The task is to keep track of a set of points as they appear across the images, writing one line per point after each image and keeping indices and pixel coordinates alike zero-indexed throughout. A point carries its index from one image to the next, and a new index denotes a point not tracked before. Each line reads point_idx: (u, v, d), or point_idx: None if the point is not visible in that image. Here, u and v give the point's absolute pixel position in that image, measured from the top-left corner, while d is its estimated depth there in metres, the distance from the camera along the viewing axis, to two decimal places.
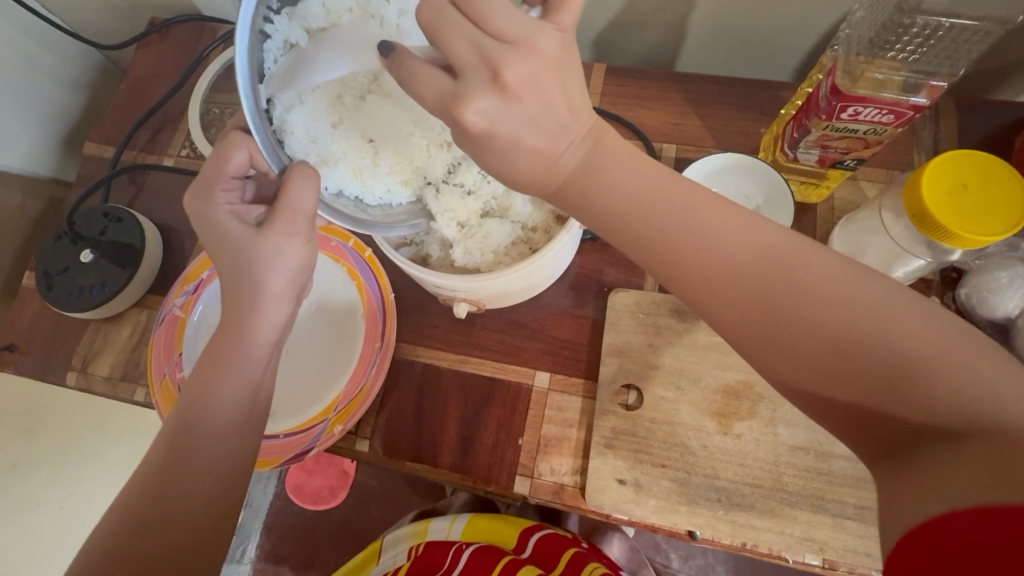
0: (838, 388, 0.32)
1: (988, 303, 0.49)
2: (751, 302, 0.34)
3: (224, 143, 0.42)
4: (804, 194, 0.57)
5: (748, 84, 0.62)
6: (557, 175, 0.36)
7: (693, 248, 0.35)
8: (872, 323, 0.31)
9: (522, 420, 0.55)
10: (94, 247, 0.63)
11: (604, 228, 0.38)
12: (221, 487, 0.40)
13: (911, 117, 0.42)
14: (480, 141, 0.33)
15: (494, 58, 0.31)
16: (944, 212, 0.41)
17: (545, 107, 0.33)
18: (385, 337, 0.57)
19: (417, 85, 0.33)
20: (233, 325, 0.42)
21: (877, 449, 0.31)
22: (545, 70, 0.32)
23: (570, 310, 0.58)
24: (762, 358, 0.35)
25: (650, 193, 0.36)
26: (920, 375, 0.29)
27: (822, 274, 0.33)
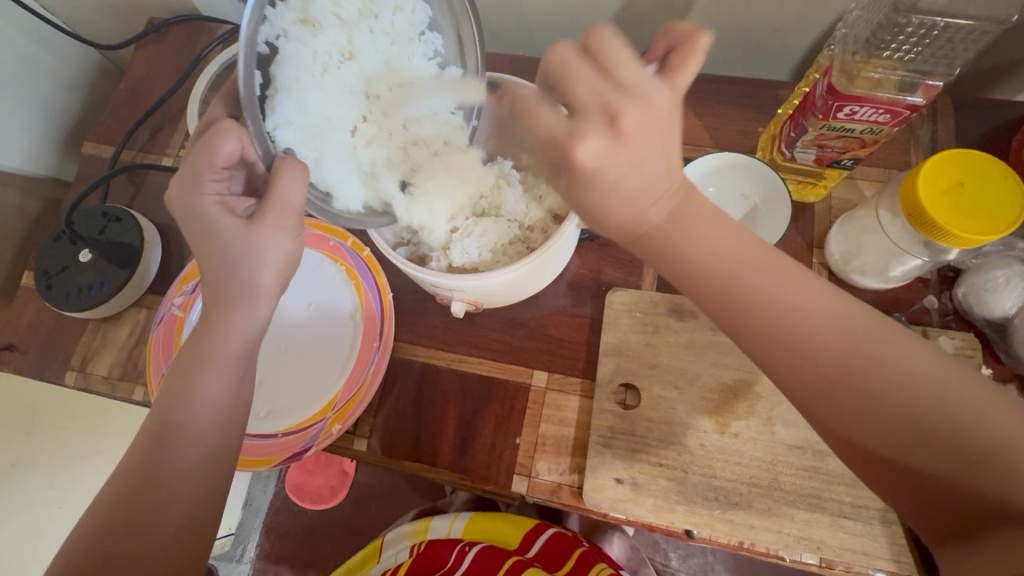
0: (914, 462, 0.33)
1: (986, 302, 0.49)
2: (834, 378, 0.34)
3: (215, 131, 0.40)
4: (801, 193, 0.57)
5: (746, 83, 0.62)
6: (648, 223, 0.36)
7: (781, 317, 0.35)
8: (960, 407, 0.31)
9: (519, 419, 0.55)
10: (93, 247, 0.63)
11: (685, 283, 0.37)
12: (206, 485, 0.40)
13: (907, 116, 0.42)
14: (582, 180, 0.33)
15: (616, 105, 0.32)
16: (940, 211, 0.41)
17: (650, 155, 0.33)
18: (383, 335, 0.57)
19: (536, 123, 0.34)
20: (218, 321, 0.42)
21: (939, 529, 0.33)
22: (658, 121, 0.32)
23: (568, 310, 0.58)
24: (842, 430, 0.35)
25: (740, 262, 0.36)
26: (1001, 463, 0.30)
27: (909, 363, 0.33)
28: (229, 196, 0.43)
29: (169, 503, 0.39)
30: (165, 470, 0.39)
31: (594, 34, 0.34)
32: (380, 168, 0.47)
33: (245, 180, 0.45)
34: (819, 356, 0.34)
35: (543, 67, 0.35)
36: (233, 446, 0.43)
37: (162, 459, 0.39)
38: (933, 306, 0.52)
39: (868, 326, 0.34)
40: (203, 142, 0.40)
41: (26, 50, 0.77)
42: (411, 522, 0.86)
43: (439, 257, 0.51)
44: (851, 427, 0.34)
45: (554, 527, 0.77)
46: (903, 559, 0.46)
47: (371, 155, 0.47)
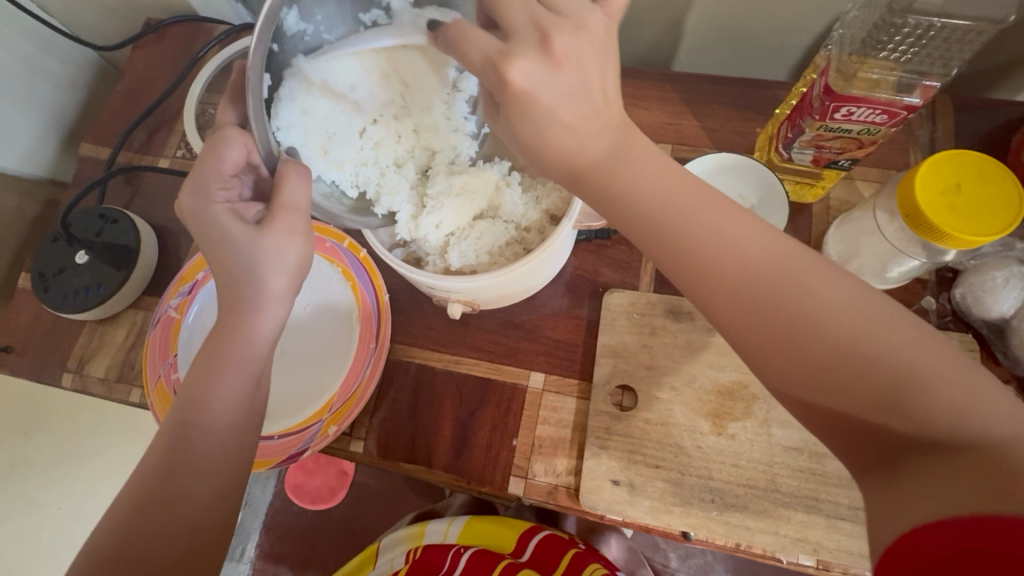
0: (841, 403, 0.30)
1: (983, 303, 0.49)
2: (767, 307, 0.32)
3: (220, 140, 0.40)
4: (799, 193, 0.57)
5: (744, 83, 0.62)
6: (580, 157, 0.36)
7: (713, 253, 0.34)
8: (887, 344, 0.29)
9: (516, 420, 0.55)
10: (90, 249, 0.63)
11: (621, 222, 0.37)
12: (223, 483, 0.40)
13: (905, 117, 0.42)
14: (517, 101, 0.34)
15: (548, 24, 0.33)
16: (937, 212, 0.41)
17: (584, 82, 0.34)
18: (380, 337, 0.57)
19: (465, 44, 0.35)
20: (233, 322, 0.42)
21: (864, 463, 0.30)
22: (590, 44, 0.34)
23: (565, 311, 0.58)
24: (768, 366, 0.33)
25: (674, 194, 0.35)
26: (923, 394, 0.28)
27: (837, 301, 0.31)
28: (240, 203, 0.43)
29: (183, 506, 0.38)
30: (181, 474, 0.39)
31: None
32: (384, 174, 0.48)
33: (254, 186, 0.44)
34: (749, 294, 0.33)
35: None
36: (250, 449, 0.42)
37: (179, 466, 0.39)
38: (931, 307, 0.52)
39: (800, 263, 0.33)
40: (214, 149, 0.40)
41: (25, 52, 0.77)
42: (406, 528, 0.86)
43: (435, 261, 0.51)
44: (778, 360, 0.32)
45: (549, 529, 0.77)
46: None
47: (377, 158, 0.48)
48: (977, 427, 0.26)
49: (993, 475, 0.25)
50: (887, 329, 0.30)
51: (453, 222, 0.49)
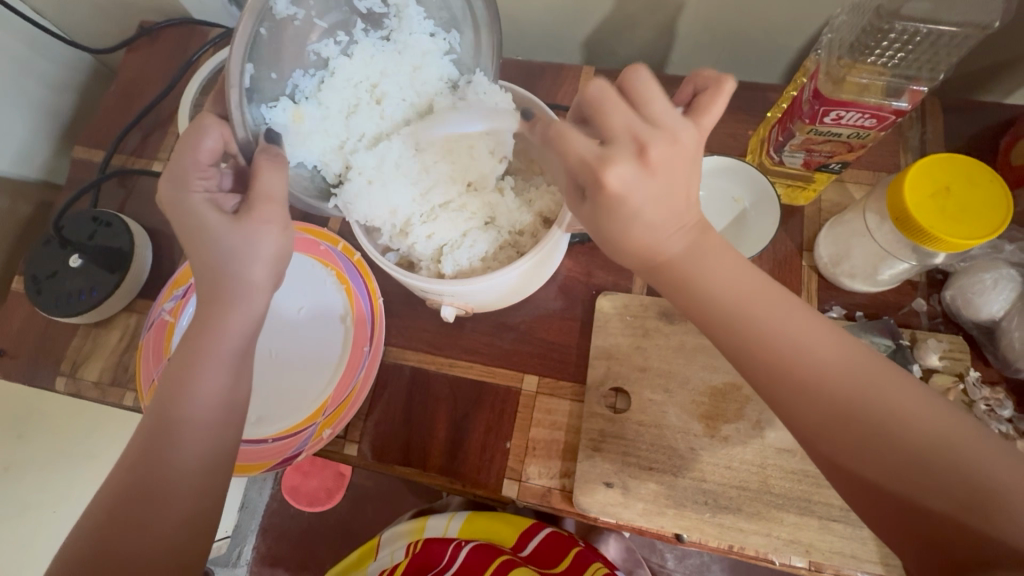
0: (918, 500, 0.32)
1: (973, 304, 0.49)
2: (841, 408, 0.34)
3: (196, 128, 0.40)
4: (791, 196, 0.57)
5: (737, 86, 0.62)
6: (659, 253, 0.38)
7: (794, 356, 0.35)
8: (965, 461, 0.31)
9: (510, 422, 0.55)
10: (83, 252, 0.63)
11: (701, 319, 0.38)
12: (204, 478, 0.40)
13: (893, 121, 0.42)
14: (607, 203, 0.35)
15: (646, 136, 0.34)
16: (926, 215, 0.42)
17: (671, 187, 0.35)
18: (374, 340, 0.57)
19: (566, 147, 0.35)
20: (210, 317, 0.41)
21: (936, 566, 0.31)
22: (682, 156, 0.34)
23: (559, 313, 0.58)
24: (842, 463, 0.34)
25: (751, 297, 0.37)
26: (996, 506, 0.30)
27: (911, 410, 0.33)
28: (218, 194, 0.43)
29: (165, 503, 0.38)
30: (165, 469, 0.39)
31: (635, 73, 0.36)
32: (380, 169, 0.47)
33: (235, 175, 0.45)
34: (827, 391, 0.35)
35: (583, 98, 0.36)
36: (230, 446, 0.42)
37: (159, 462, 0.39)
38: (922, 309, 0.52)
39: (876, 369, 0.35)
40: (191, 137, 0.40)
41: (18, 54, 0.77)
42: (406, 521, 0.85)
43: (428, 266, 0.51)
44: (852, 462, 0.34)
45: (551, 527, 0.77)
46: (891, 561, 0.47)
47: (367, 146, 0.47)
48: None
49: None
50: (962, 445, 0.32)
51: (446, 232, 0.50)
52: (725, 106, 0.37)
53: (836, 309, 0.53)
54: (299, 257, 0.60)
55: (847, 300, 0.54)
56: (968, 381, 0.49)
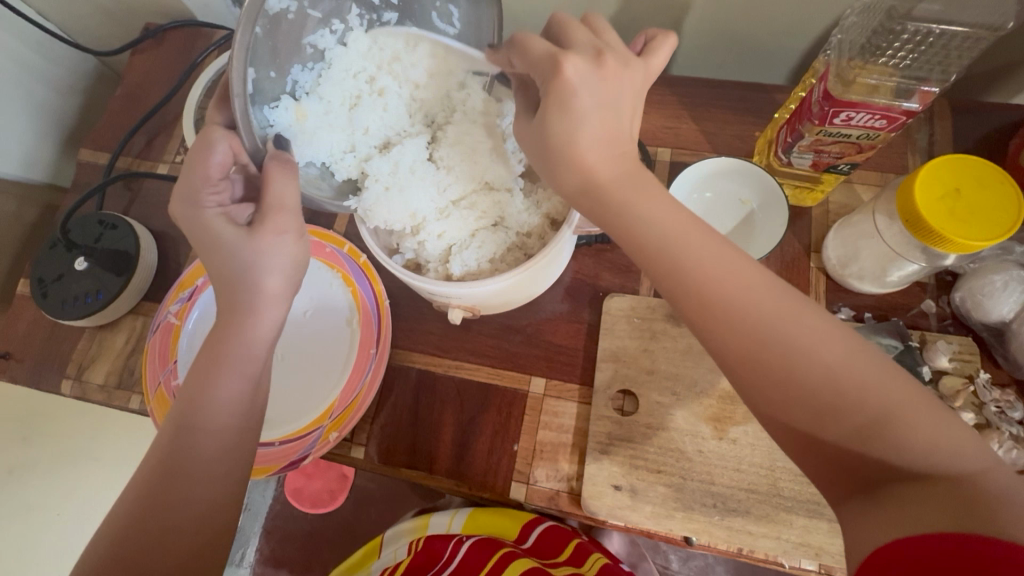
0: (826, 433, 0.31)
1: (983, 306, 0.49)
2: (759, 339, 0.32)
3: (202, 143, 0.41)
4: (798, 198, 0.57)
5: (743, 87, 0.62)
6: (595, 174, 0.36)
7: (715, 283, 0.34)
8: (868, 379, 0.30)
9: (517, 425, 0.55)
10: (89, 255, 0.63)
11: (627, 241, 0.36)
12: (222, 487, 0.39)
13: (903, 122, 0.42)
14: (559, 94, 0.34)
15: (604, 46, 0.36)
16: (936, 217, 0.41)
17: (619, 99, 0.35)
18: (380, 343, 0.57)
19: (526, 49, 0.37)
20: (231, 325, 0.42)
21: (843, 489, 0.31)
22: (632, 80, 0.36)
23: (566, 315, 0.58)
24: (758, 394, 0.33)
25: (672, 227, 0.35)
26: (901, 428, 0.29)
27: (822, 340, 0.31)
28: (230, 205, 0.43)
29: (185, 506, 0.38)
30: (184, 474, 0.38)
31: (588, 20, 0.39)
32: (396, 174, 0.48)
33: (244, 181, 0.45)
34: (741, 327, 0.33)
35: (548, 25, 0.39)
36: (249, 451, 0.42)
37: (178, 466, 0.39)
38: (931, 311, 0.52)
39: (784, 302, 0.33)
40: (206, 151, 0.41)
41: (23, 57, 0.77)
42: (411, 519, 0.88)
43: (436, 269, 0.51)
44: (771, 395, 0.32)
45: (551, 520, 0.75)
46: None
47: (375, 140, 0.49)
48: (944, 458, 0.28)
49: (959, 501, 0.27)
50: (865, 368, 0.31)
51: (453, 234, 0.49)
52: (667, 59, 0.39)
53: (844, 311, 0.53)
54: None
55: (855, 302, 0.54)
56: (978, 383, 0.49)
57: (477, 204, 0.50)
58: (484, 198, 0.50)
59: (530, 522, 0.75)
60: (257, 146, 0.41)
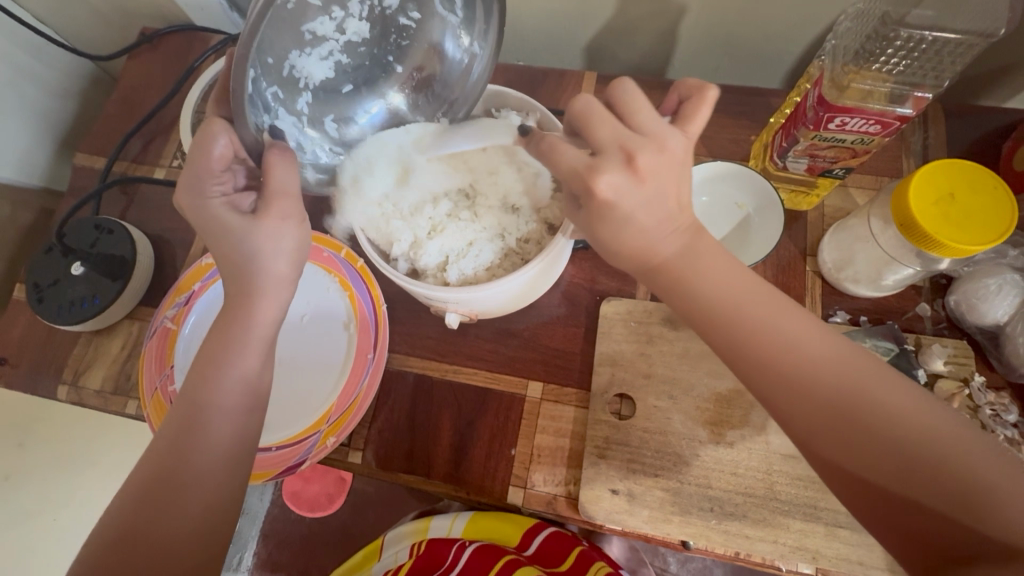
0: (916, 497, 0.32)
1: (978, 310, 0.49)
2: (833, 407, 0.34)
3: (203, 132, 0.39)
4: (795, 201, 0.57)
5: (738, 91, 0.63)
6: (651, 254, 0.37)
7: (782, 354, 0.36)
8: (951, 449, 0.32)
9: (515, 429, 0.55)
10: (85, 260, 0.63)
11: (689, 314, 0.38)
12: (229, 468, 0.41)
13: (898, 127, 0.42)
14: (599, 209, 0.35)
15: (633, 145, 0.34)
16: (931, 221, 0.42)
17: (660, 195, 0.35)
18: (377, 348, 0.56)
19: (556, 158, 0.36)
20: (239, 308, 0.42)
21: (921, 558, 0.32)
22: (671, 162, 0.34)
23: (563, 319, 0.58)
24: (831, 459, 0.34)
25: (739, 298, 0.37)
26: (991, 502, 0.30)
27: (898, 401, 0.33)
28: (234, 193, 0.42)
29: (191, 482, 0.39)
30: (194, 448, 0.39)
31: (619, 84, 0.36)
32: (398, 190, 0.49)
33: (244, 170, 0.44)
34: (824, 393, 0.35)
35: (568, 111, 0.37)
36: (255, 431, 0.43)
37: (188, 440, 0.40)
38: (926, 314, 0.52)
39: (865, 368, 0.35)
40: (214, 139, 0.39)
41: (19, 62, 0.77)
42: (411, 521, 0.88)
43: (433, 276, 0.50)
44: (851, 459, 0.34)
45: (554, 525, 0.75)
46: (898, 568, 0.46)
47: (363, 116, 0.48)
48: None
49: None
50: (946, 434, 0.32)
51: (449, 242, 0.49)
52: (710, 115, 0.37)
53: (840, 314, 0.53)
54: None
55: (850, 305, 0.54)
56: (973, 386, 0.49)
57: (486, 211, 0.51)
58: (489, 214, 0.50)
59: (532, 529, 0.75)
60: (255, 139, 0.39)
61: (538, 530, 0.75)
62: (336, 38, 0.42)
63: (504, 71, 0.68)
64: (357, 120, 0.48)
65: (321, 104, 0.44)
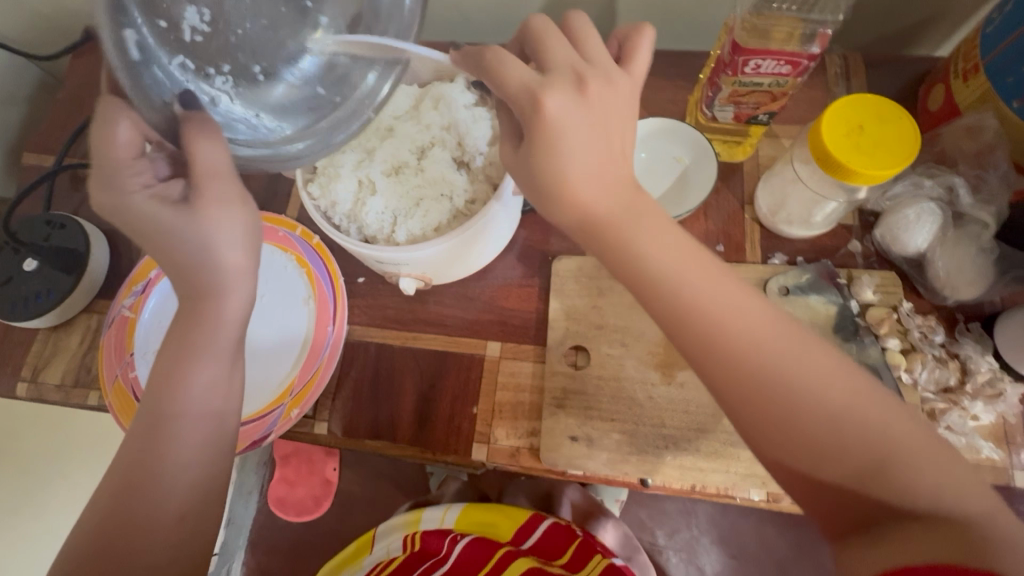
0: (825, 468, 0.34)
1: (901, 240, 0.52)
2: (764, 384, 0.35)
3: (104, 120, 0.36)
4: (729, 152, 0.60)
5: (672, 54, 0.65)
6: (590, 205, 0.37)
7: (719, 336, 0.36)
8: (899, 447, 0.33)
9: (476, 389, 0.56)
10: (37, 255, 0.62)
11: (631, 282, 0.38)
12: (201, 479, 0.41)
13: (809, 67, 0.45)
14: (548, 128, 0.35)
15: (584, 69, 0.37)
16: (843, 152, 0.44)
17: (608, 114, 0.37)
18: (337, 320, 0.58)
19: (499, 74, 0.37)
20: (202, 311, 0.42)
21: (839, 527, 0.34)
22: (619, 98, 0.37)
23: (518, 280, 0.59)
24: (759, 427, 0.36)
25: (682, 274, 0.37)
26: (895, 471, 0.32)
27: (830, 377, 0.35)
28: (159, 184, 0.40)
29: (169, 490, 0.40)
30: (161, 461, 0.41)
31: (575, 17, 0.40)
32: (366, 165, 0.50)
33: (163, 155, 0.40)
34: (759, 364, 0.35)
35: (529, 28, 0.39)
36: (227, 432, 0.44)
37: (155, 449, 0.41)
38: (858, 251, 0.55)
39: (807, 348, 0.36)
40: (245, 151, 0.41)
41: None
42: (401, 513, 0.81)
43: (383, 240, 0.50)
44: (771, 432, 0.35)
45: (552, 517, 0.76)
46: None
47: (300, 64, 0.40)
48: (943, 502, 0.31)
49: (953, 538, 0.30)
50: (895, 436, 0.33)
51: (394, 205, 0.50)
52: (647, 56, 0.40)
53: (778, 257, 0.56)
54: None
55: (788, 248, 0.57)
56: (902, 312, 0.52)
57: (441, 166, 0.51)
58: (435, 172, 0.51)
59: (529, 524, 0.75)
60: (165, 114, 0.36)
61: (535, 525, 0.75)
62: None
63: None
64: (284, 78, 0.40)
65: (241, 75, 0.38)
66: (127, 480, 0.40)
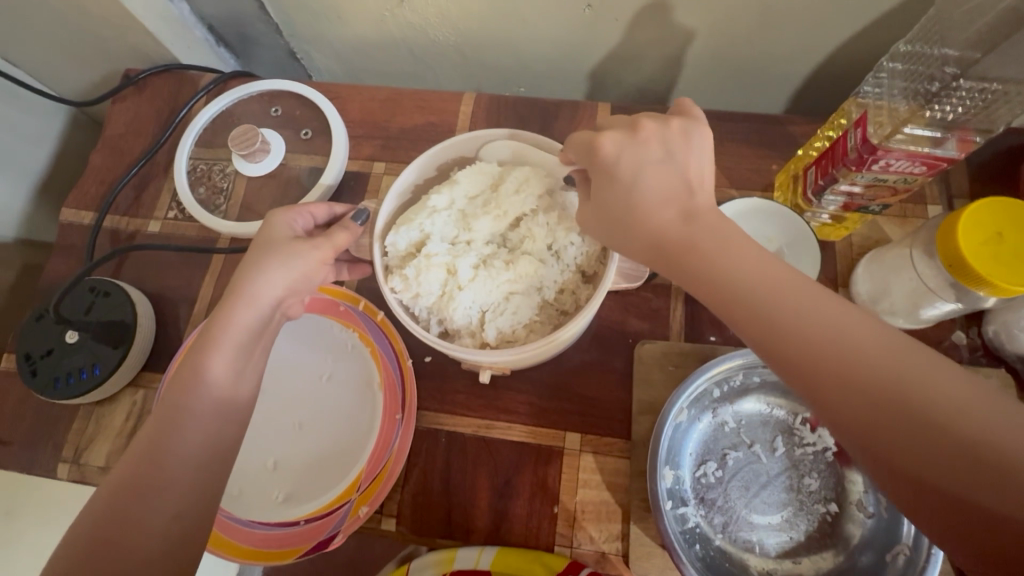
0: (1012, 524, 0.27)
1: (1018, 339, 0.49)
2: (856, 385, 0.31)
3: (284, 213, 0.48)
4: (823, 233, 0.56)
5: (756, 120, 0.61)
6: (672, 234, 0.37)
7: (848, 358, 0.32)
8: None
9: (556, 486, 0.52)
10: (81, 328, 0.58)
11: (709, 296, 0.36)
12: (170, 538, 0.38)
13: (942, 169, 0.43)
14: (599, 169, 0.38)
15: (640, 118, 0.39)
16: (981, 261, 0.41)
17: (699, 158, 0.37)
18: (406, 407, 0.54)
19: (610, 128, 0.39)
20: (194, 368, 0.41)
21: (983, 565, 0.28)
22: (688, 141, 0.38)
23: (598, 364, 0.56)
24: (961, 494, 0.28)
25: (770, 289, 0.34)
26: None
27: None
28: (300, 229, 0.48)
29: (168, 484, 0.38)
30: (176, 437, 0.39)
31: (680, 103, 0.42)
32: (452, 252, 0.47)
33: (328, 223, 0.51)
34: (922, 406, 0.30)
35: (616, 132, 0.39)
36: (233, 439, 0.42)
37: (171, 431, 0.39)
38: (962, 343, 0.52)
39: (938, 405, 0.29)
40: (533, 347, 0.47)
41: None
42: None
43: (470, 336, 0.46)
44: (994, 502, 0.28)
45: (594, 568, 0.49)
46: None
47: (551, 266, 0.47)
48: None
49: None
50: None
51: (483, 300, 0.46)
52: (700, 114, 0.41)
53: None
54: (320, 321, 0.58)
55: None
56: None
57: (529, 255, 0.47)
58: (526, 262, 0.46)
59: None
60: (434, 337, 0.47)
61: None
62: (474, 268, 0.46)
63: (515, 105, 0.66)
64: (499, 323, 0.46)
65: (747, 473, 0.49)
66: (130, 476, 0.38)
